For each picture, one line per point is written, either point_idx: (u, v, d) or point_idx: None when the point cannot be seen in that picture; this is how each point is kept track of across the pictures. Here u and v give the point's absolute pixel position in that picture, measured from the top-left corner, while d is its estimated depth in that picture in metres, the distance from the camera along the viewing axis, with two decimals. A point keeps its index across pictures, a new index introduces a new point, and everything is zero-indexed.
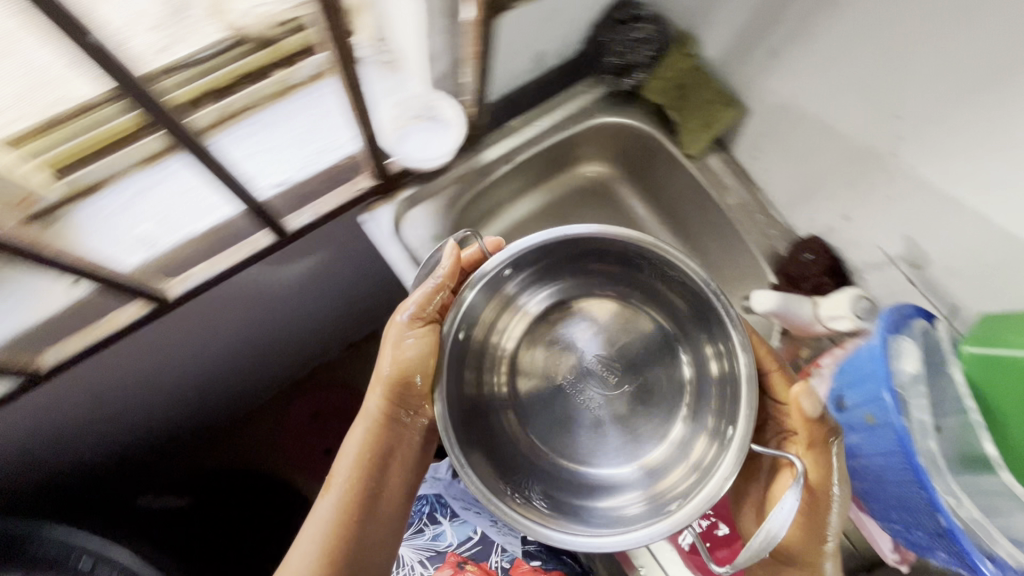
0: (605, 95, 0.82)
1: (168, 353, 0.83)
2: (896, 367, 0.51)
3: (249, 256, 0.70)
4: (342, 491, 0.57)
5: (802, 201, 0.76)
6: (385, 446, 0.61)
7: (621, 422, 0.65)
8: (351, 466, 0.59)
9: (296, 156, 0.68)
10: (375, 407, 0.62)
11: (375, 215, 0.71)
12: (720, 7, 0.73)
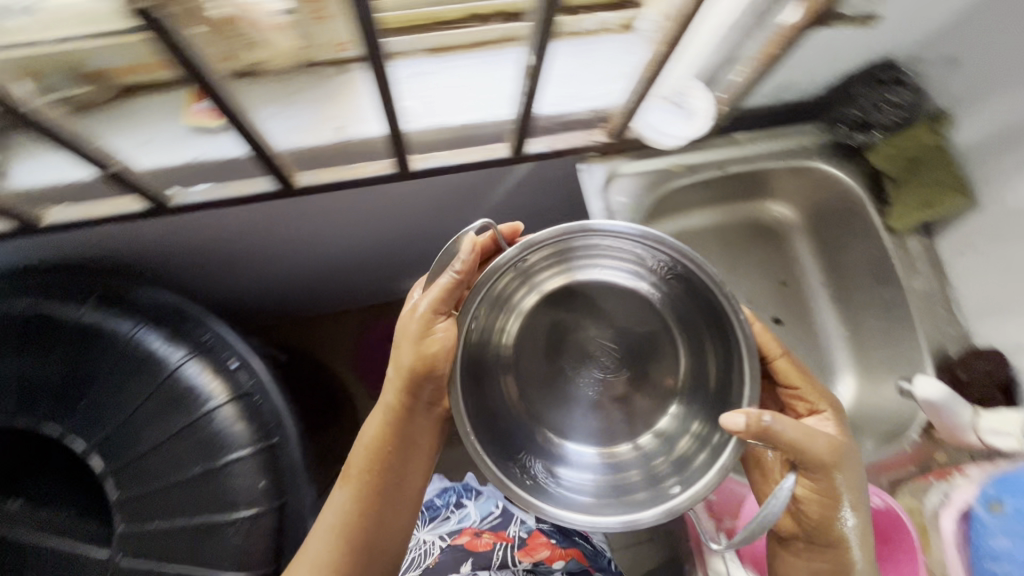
0: (829, 143, 0.84)
1: (324, 227, 0.86)
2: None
3: (481, 160, 0.71)
4: (357, 482, 0.63)
5: (998, 313, 0.75)
6: (392, 433, 0.63)
7: (612, 404, 0.65)
8: (361, 456, 0.63)
9: (575, 89, 0.70)
10: (390, 399, 0.62)
11: (591, 167, 0.75)
12: (989, 102, 0.73)
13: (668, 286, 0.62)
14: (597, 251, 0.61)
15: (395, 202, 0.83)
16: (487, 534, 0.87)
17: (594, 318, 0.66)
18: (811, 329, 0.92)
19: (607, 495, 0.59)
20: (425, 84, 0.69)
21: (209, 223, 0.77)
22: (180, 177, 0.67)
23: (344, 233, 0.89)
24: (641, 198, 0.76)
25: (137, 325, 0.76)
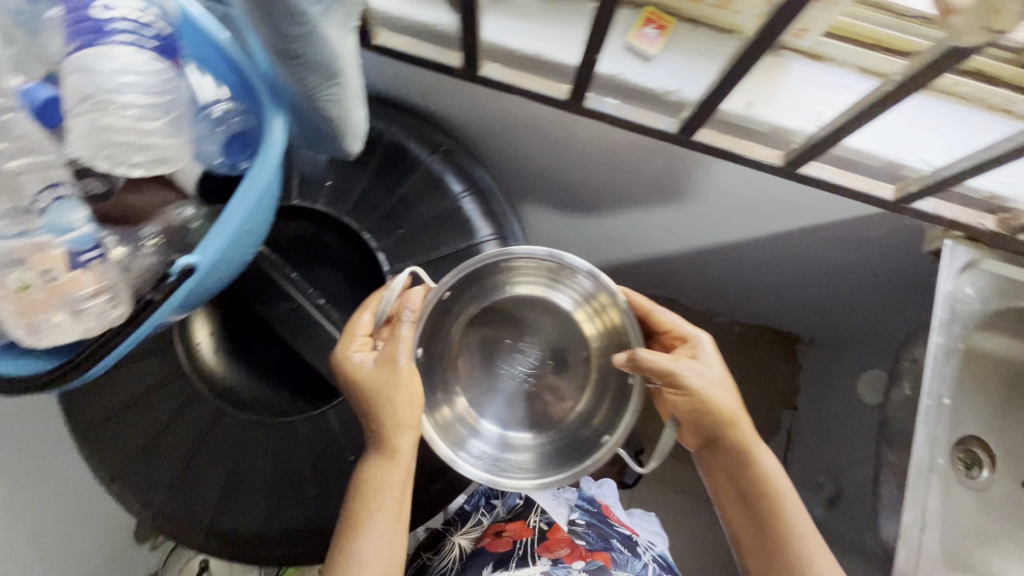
0: None
1: (628, 179, 0.88)
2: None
3: (858, 191, 0.69)
4: (363, 523, 0.62)
5: None
6: (389, 461, 0.63)
7: (523, 384, 0.77)
8: (367, 494, 0.63)
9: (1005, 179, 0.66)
10: (389, 425, 0.63)
11: (957, 248, 0.71)
12: None
13: (591, 314, 0.75)
14: (538, 267, 0.71)
15: (709, 184, 0.82)
16: (507, 532, 0.96)
17: (521, 331, 0.78)
18: None
19: (520, 463, 0.72)
20: (904, 118, 0.67)
21: (563, 134, 0.81)
22: (603, 86, 0.70)
23: (642, 195, 0.91)
24: (988, 299, 0.72)
25: (465, 190, 0.82)
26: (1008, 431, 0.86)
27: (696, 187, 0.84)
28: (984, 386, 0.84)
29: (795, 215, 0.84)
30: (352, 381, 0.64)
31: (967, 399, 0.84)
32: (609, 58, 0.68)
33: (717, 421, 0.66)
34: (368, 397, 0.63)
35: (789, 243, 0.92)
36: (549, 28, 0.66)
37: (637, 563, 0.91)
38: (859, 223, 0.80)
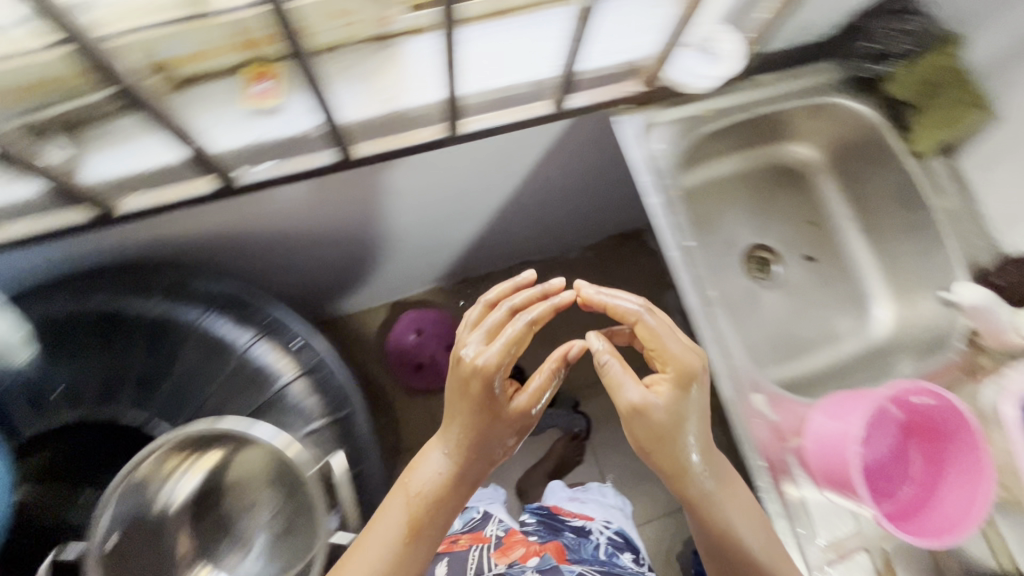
0: (849, 79, 0.87)
1: (353, 210, 0.89)
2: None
3: (523, 119, 0.74)
4: (409, 530, 0.62)
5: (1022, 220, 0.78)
6: (479, 470, 0.64)
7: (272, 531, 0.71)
8: (418, 507, 0.62)
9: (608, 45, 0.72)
10: (497, 452, 0.65)
11: (626, 119, 0.79)
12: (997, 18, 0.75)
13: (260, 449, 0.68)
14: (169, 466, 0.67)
15: (419, 177, 0.86)
16: (463, 539, 0.94)
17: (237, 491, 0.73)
18: (843, 261, 0.96)
19: None
20: (492, 42, 0.71)
21: (273, 211, 0.83)
22: (247, 157, 0.70)
23: (392, 211, 0.94)
24: (680, 147, 0.80)
25: (203, 311, 0.77)
26: (774, 223, 0.99)
27: (412, 183, 0.87)
28: (730, 202, 0.98)
29: (511, 157, 0.89)
30: (490, 411, 0.62)
31: (726, 220, 0.98)
32: (221, 137, 0.67)
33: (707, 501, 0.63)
34: (504, 424, 0.63)
35: (532, 178, 0.97)
36: (150, 141, 0.65)
37: (589, 546, 0.95)
38: (561, 139, 0.87)
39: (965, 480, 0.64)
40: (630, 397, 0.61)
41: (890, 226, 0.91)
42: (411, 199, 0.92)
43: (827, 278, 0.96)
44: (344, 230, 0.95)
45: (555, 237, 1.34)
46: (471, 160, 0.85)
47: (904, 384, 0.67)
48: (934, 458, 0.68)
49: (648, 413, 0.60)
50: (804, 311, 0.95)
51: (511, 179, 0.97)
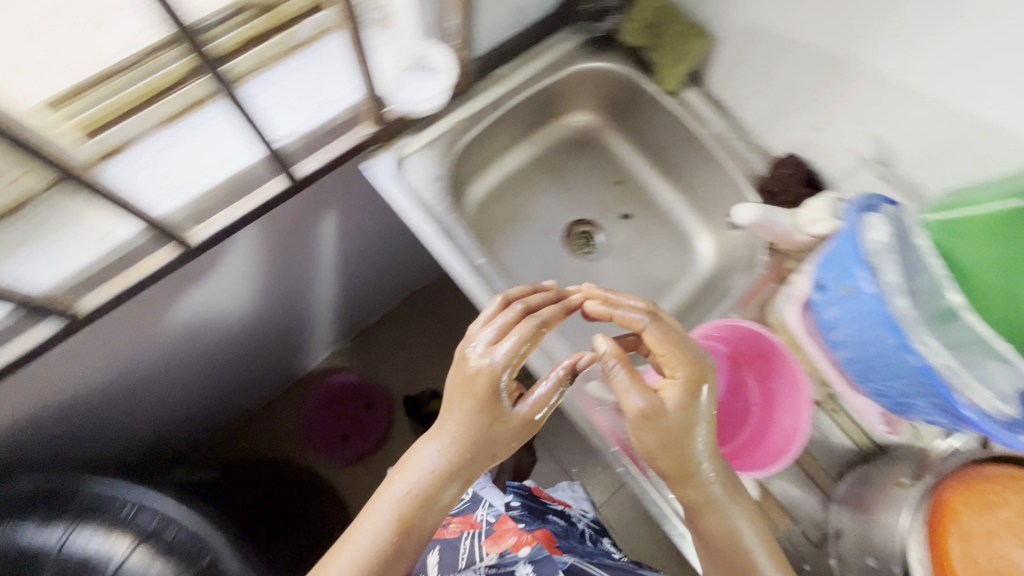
0: (585, 43, 0.88)
1: (143, 339, 0.83)
2: (873, 230, 0.56)
3: (262, 203, 0.68)
4: (393, 533, 0.52)
5: (774, 123, 0.81)
6: (467, 478, 0.55)
7: None
8: (407, 521, 0.52)
9: (305, 108, 0.67)
10: (495, 461, 0.55)
11: (376, 162, 0.76)
12: None
13: None
14: None
15: (186, 284, 0.79)
16: (455, 523, 0.81)
17: None
18: (656, 208, 0.98)
19: None
20: (162, 164, 0.59)
21: (159, 331, 0.84)
22: None
23: (192, 316, 0.87)
24: (442, 167, 0.78)
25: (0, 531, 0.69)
26: (583, 194, 0.99)
27: (182, 293, 0.80)
28: (533, 190, 0.98)
29: (286, 223, 0.84)
30: (490, 410, 0.53)
31: (537, 210, 0.97)
32: None
33: (707, 506, 0.57)
34: (502, 433, 0.54)
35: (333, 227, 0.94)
36: None
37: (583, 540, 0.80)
38: (331, 185, 0.84)
39: (792, 404, 0.67)
40: (632, 403, 0.53)
41: (678, 163, 0.94)
42: (198, 307, 0.85)
43: (647, 229, 0.98)
44: (151, 359, 0.88)
45: (413, 271, 1.30)
46: (236, 248, 0.80)
47: (705, 326, 0.70)
48: (766, 387, 0.71)
49: (652, 416, 0.53)
50: (637, 268, 0.96)
51: (307, 240, 0.92)
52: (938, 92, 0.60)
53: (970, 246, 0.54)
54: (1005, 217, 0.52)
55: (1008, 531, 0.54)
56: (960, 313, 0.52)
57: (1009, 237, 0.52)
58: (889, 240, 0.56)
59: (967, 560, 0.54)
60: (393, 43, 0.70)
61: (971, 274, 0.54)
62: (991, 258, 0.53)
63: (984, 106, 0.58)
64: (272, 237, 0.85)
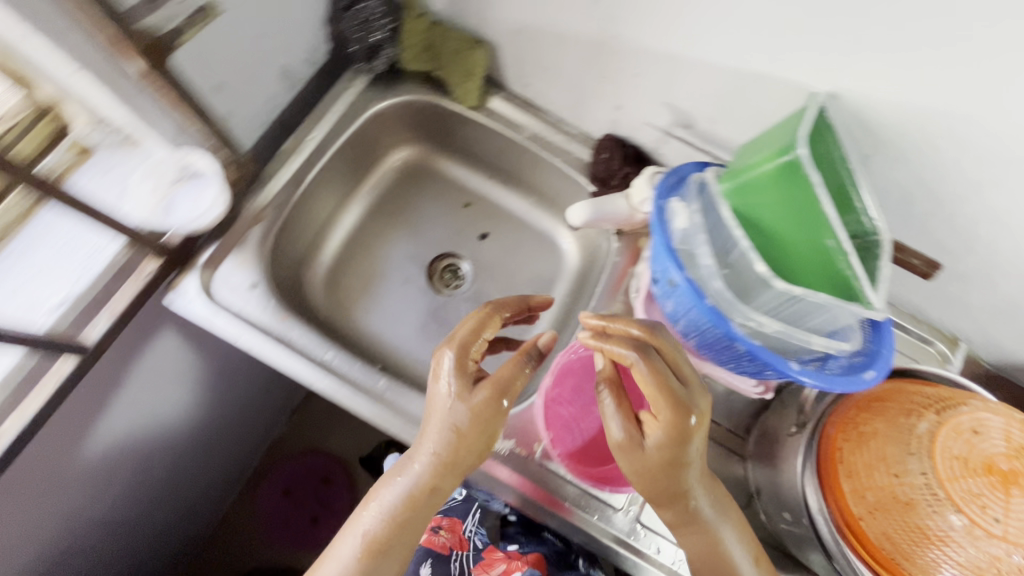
0: (371, 83, 0.82)
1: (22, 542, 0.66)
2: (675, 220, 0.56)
3: (55, 393, 0.59)
4: (363, 542, 0.54)
5: (581, 110, 0.78)
6: (435, 488, 0.55)
7: None
8: (394, 518, 0.55)
9: (59, 283, 0.61)
10: (474, 459, 0.56)
11: (179, 292, 0.68)
12: None
13: None
14: None
15: (32, 481, 0.63)
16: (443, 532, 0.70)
17: None
18: (510, 219, 0.95)
19: None
20: None
21: (85, 465, 0.69)
22: None
23: (77, 487, 0.69)
24: (259, 269, 0.71)
25: None
26: (436, 229, 0.94)
27: (36, 489, 0.64)
28: (382, 241, 0.92)
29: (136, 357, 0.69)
30: (455, 415, 0.55)
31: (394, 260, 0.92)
32: None
33: (682, 523, 0.56)
34: (466, 438, 0.55)
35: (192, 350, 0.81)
36: None
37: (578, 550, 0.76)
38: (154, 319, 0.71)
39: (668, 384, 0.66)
40: (614, 435, 0.53)
41: (515, 168, 0.90)
42: (71, 484, 0.68)
43: (509, 243, 0.94)
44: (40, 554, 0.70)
45: None
46: (82, 405, 0.65)
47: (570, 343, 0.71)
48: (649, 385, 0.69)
49: (630, 453, 0.52)
50: (512, 285, 0.92)
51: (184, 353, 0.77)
52: (699, 53, 0.59)
53: (767, 214, 0.52)
54: (783, 175, 0.50)
55: (884, 459, 0.54)
56: (768, 283, 0.50)
57: (794, 193, 0.50)
58: (695, 223, 0.55)
59: (857, 496, 0.55)
60: (136, 169, 0.62)
61: (780, 239, 0.53)
62: (788, 218, 0.52)
63: (741, 58, 0.57)
64: (140, 369, 0.70)
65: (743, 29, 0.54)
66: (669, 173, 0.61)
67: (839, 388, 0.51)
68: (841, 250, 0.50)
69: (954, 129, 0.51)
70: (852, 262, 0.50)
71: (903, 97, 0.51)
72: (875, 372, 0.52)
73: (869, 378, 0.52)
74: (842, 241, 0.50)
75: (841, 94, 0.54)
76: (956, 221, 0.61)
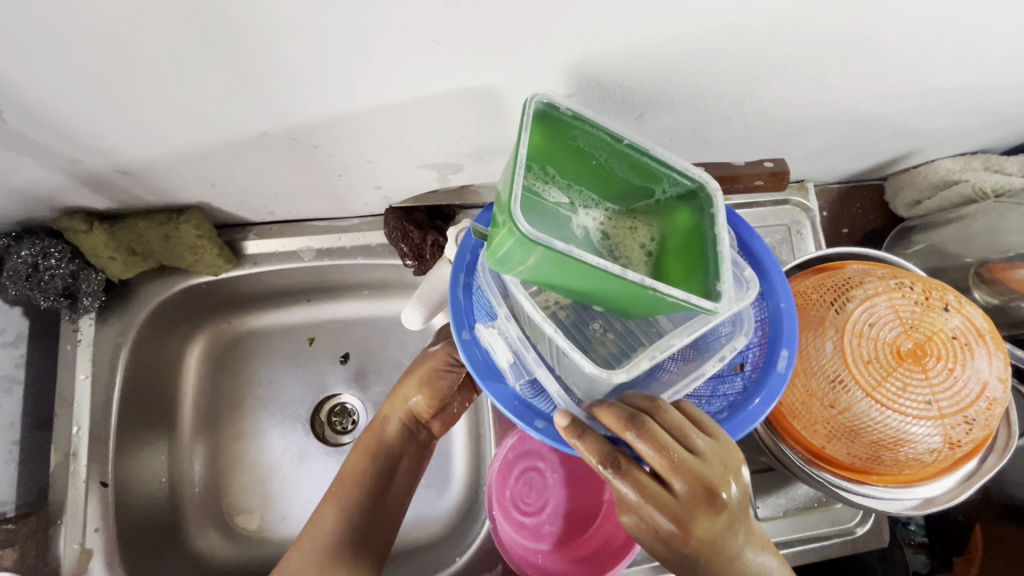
0: (100, 318, 0.64)
1: None
2: (497, 356, 0.48)
3: None
4: (335, 483, 0.62)
5: (345, 203, 0.66)
6: (395, 455, 0.64)
7: None
8: (360, 457, 0.64)
9: None
10: (424, 406, 0.65)
11: None
12: (39, 195, 0.53)
13: None
14: None
15: None
16: None
17: None
18: (358, 325, 0.80)
19: None
20: None
21: None
22: None
23: None
24: None
25: None
26: (289, 389, 0.78)
27: None
28: (241, 440, 0.75)
29: None
30: (411, 397, 0.65)
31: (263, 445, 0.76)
32: None
33: None
34: (414, 413, 0.66)
35: None
36: None
37: None
38: None
39: None
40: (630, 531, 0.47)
41: (323, 281, 0.75)
42: None
43: (377, 352, 0.80)
44: None
45: None
46: None
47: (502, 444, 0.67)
48: None
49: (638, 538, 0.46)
50: None
51: None
52: (413, 117, 0.48)
53: (561, 283, 0.41)
54: (533, 258, 0.38)
55: (815, 394, 0.53)
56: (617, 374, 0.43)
57: (562, 267, 0.38)
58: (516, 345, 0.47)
59: (810, 431, 0.55)
60: None
61: (596, 294, 0.42)
62: (582, 281, 0.40)
63: (458, 106, 0.47)
64: None
65: (440, 84, 0.44)
66: (449, 285, 0.51)
67: (767, 403, 0.47)
68: (640, 289, 0.37)
69: (697, 59, 0.46)
70: (659, 290, 0.38)
71: (633, 63, 0.44)
72: (788, 348, 0.48)
73: (784, 368, 0.47)
74: (632, 279, 0.37)
75: (581, 90, 0.48)
76: (746, 117, 0.57)
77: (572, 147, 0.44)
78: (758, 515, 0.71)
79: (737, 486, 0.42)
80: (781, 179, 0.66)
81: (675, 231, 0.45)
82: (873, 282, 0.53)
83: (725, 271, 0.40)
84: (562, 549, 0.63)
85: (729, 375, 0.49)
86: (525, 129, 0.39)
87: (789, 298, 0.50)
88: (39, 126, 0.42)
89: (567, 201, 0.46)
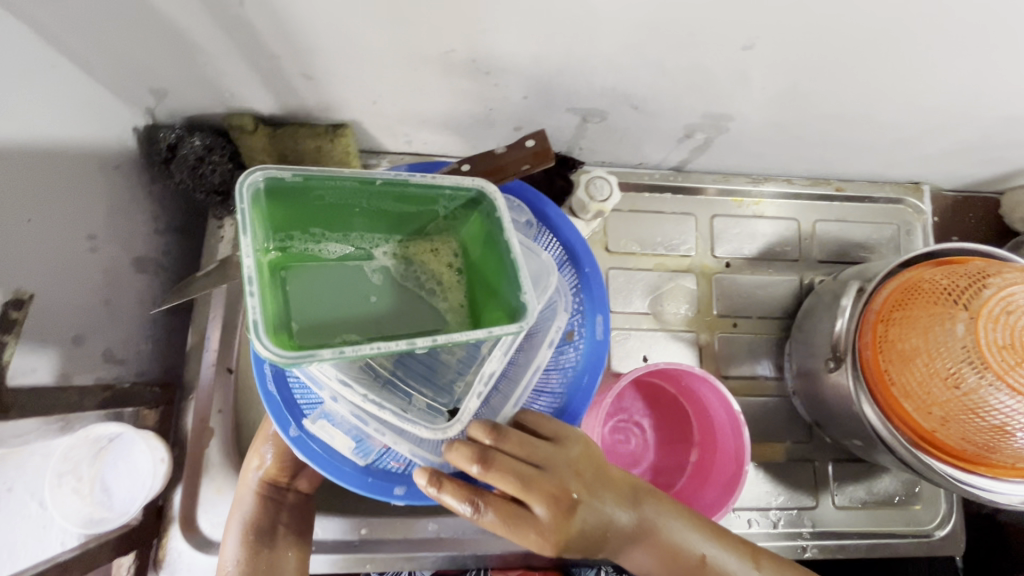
0: (240, 220, 0.69)
1: None
2: (336, 442, 0.54)
3: None
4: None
5: (478, 141, 0.69)
6: (268, 533, 0.56)
7: None
8: (229, 552, 0.55)
9: None
10: (279, 476, 0.58)
11: (171, 560, 0.60)
12: (222, 91, 0.56)
13: None
14: None
15: None
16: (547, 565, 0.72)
17: None
18: None
19: None
20: None
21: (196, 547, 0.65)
22: None
23: None
24: None
25: None
26: None
27: None
28: None
29: None
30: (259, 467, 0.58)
31: None
32: None
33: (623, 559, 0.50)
34: (270, 480, 0.58)
35: None
36: None
37: None
38: None
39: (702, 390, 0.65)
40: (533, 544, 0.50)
41: None
42: None
43: None
44: None
45: None
46: None
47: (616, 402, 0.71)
48: (694, 400, 0.69)
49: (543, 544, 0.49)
50: None
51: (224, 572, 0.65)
52: (587, 54, 0.50)
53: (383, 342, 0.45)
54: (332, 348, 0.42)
55: (938, 374, 0.53)
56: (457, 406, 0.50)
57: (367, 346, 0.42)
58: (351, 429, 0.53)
59: (923, 413, 0.55)
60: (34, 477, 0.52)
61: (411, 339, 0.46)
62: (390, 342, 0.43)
63: (636, 47, 0.49)
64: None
65: (628, 21, 0.46)
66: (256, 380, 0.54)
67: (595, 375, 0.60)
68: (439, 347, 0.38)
69: (882, 24, 0.46)
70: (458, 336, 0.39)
71: (819, 20, 0.45)
72: (602, 313, 0.60)
73: (603, 338, 0.60)
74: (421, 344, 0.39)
75: (757, 45, 0.49)
76: (898, 99, 0.57)
77: (327, 206, 0.47)
78: (834, 502, 0.71)
79: (584, 481, 0.47)
80: (546, 156, 0.58)
81: (471, 239, 0.50)
82: (1012, 271, 0.53)
83: (526, 281, 0.44)
84: (663, 483, 0.68)
85: (565, 346, 0.60)
86: (246, 231, 0.40)
87: (593, 265, 0.61)
88: (264, 18, 0.46)
89: (351, 248, 0.51)
